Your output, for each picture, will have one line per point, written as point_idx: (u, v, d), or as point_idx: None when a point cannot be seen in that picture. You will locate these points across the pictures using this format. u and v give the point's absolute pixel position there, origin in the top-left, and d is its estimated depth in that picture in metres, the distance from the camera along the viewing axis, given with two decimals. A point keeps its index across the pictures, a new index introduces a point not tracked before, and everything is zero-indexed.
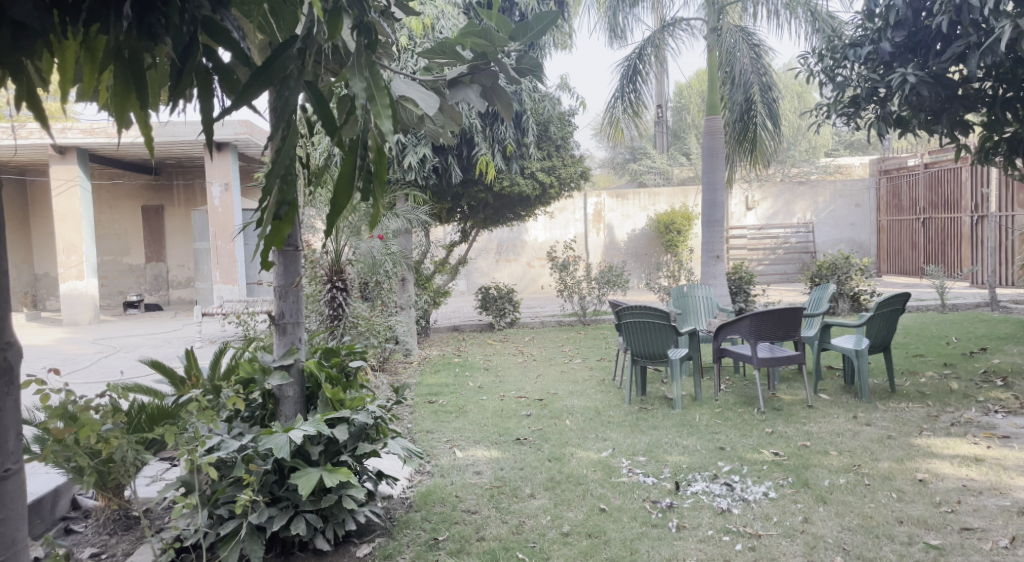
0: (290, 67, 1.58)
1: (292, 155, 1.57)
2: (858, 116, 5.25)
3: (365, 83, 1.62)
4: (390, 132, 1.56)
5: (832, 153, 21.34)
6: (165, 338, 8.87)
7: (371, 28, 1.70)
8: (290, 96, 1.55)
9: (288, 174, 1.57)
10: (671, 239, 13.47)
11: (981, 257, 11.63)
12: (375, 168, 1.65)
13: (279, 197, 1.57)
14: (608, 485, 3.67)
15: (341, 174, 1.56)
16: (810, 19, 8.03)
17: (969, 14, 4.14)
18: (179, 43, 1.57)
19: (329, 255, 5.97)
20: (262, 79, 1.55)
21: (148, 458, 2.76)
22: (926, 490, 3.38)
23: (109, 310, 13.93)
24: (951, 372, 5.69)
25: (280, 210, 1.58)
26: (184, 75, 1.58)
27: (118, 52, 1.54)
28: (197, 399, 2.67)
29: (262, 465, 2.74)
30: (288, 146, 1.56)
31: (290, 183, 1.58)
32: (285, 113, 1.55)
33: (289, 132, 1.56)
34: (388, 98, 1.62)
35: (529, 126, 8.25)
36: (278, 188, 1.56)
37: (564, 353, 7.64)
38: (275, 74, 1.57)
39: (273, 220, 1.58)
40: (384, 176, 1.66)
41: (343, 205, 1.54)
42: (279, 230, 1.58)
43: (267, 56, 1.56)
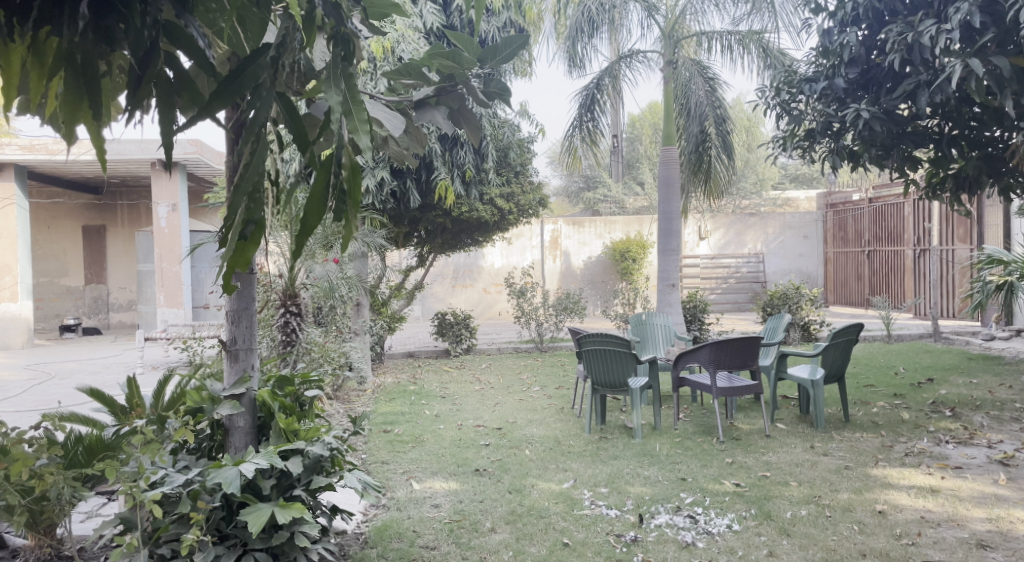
0: (262, 76, 1.51)
1: (261, 170, 1.47)
2: (812, 150, 5.39)
3: (341, 96, 1.56)
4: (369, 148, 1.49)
5: (780, 186, 22.03)
6: (104, 363, 8.44)
7: (348, 40, 1.64)
8: (261, 109, 1.47)
9: (255, 191, 1.47)
10: (627, 267, 13.61)
11: (923, 289, 12.09)
12: (349, 186, 1.56)
13: (245, 215, 1.48)
14: (570, 518, 3.58)
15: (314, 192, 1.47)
16: (762, 54, 8.28)
17: (920, 53, 4.33)
18: (140, 48, 1.48)
19: (283, 279, 5.82)
20: (230, 89, 1.47)
21: (85, 496, 2.59)
22: (887, 521, 3.40)
23: (44, 334, 13.22)
24: (901, 402, 5.82)
25: (245, 228, 1.49)
26: (142, 83, 1.49)
27: (70, 56, 1.43)
28: (141, 432, 2.54)
29: (210, 501, 2.57)
30: (257, 161, 1.47)
31: (258, 201, 1.49)
32: (256, 126, 1.46)
33: (258, 147, 1.47)
34: (364, 113, 1.55)
35: (489, 152, 8.24)
36: (244, 207, 1.47)
37: (522, 381, 7.55)
38: (244, 84, 1.49)
39: (238, 239, 1.49)
40: (359, 196, 1.56)
41: (314, 225, 1.46)
42: (244, 249, 1.49)
43: (236, 66, 1.48)
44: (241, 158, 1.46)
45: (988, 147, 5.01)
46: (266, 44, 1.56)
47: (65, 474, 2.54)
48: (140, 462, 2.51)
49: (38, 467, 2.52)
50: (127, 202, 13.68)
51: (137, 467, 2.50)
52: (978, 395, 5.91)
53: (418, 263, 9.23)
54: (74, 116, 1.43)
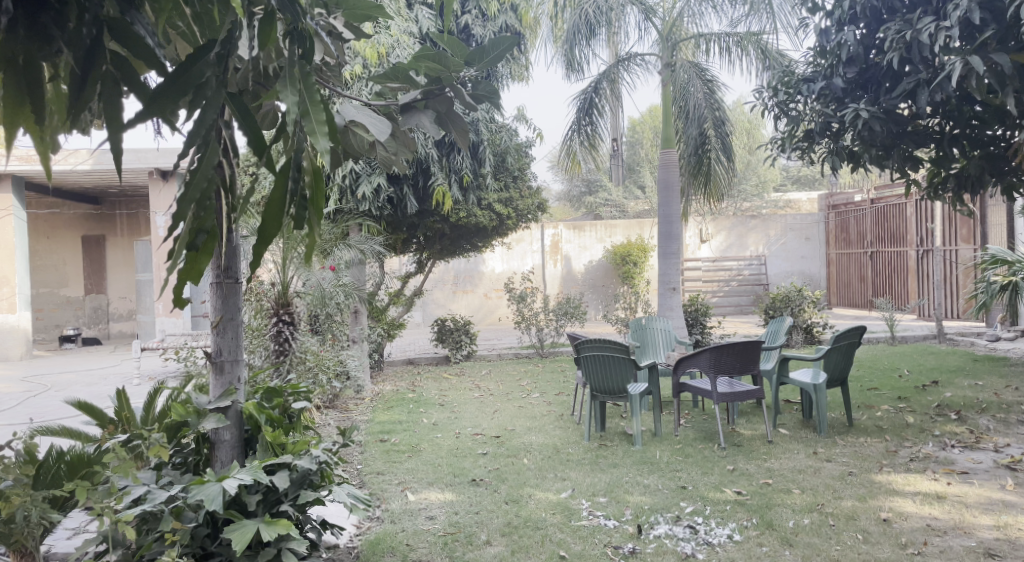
0: (207, 74, 1.44)
1: (210, 176, 1.42)
2: (811, 150, 5.31)
3: (297, 97, 1.50)
4: (325, 150, 1.44)
5: (782, 188, 21.98)
6: (101, 374, 8.38)
7: (304, 36, 1.58)
8: (208, 113, 1.42)
9: (205, 197, 1.42)
10: (628, 271, 13.52)
11: (927, 289, 11.99)
12: (310, 193, 1.52)
13: (196, 224, 1.44)
14: (568, 529, 3.50)
15: (269, 202, 1.43)
16: (761, 56, 8.23)
17: (919, 52, 4.26)
18: (82, 49, 1.44)
19: (276, 288, 5.80)
20: (174, 90, 1.41)
21: (56, 518, 2.50)
22: (891, 530, 3.32)
23: (43, 345, 13.19)
24: (906, 406, 5.72)
25: (196, 237, 1.45)
26: (88, 84, 1.45)
27: (12, 58, 1.39)
28: (115, 450, 2.44)
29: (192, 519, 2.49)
30: (205, 167, 1.42)
31: (208, 209, 1.43)
32: (204, 130, 1.41)
33: (206, 152, 1.43)
34: (322, 115, 1.50)
35: (486, 157, 8.19)
36: (194, 216, 1.42)
37: (522, 387, 7.47)
38: (187, 84, 1.43)
39: (189, 250, 1.45)
40: (321, 203, 1.55)
41: (271, 235, 1.41)
42: (196, 260, 1.46)
43: (178, 66, 1.42)
44: (189, 164, 1.42)
45: (991, 146, 4.93)
46: (212, 40, 1.49)
47: (35, 495, 2.44)
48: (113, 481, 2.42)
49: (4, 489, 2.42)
50: (126, 212, 13.65)
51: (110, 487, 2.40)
52: (984, 398, 5.81)
53: (416, 269, 9.16)
54: (15, 119, 1.39)
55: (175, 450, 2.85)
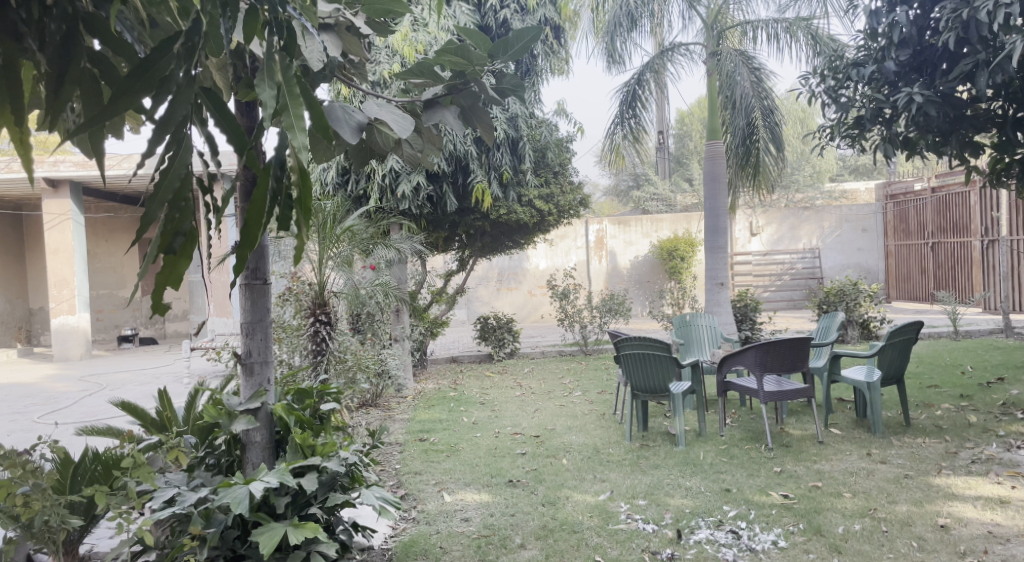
0: (174, 67, 1.41)
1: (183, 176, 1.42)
2: (862, 139, 5.06)
3: (274, 90, 1.46)
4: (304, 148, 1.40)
5: (837, 178, 21.25)
6: (155, 374, 8.65)
7: (285, 25, 1.54)
8: (179, 107, 1.42)
9: (178, 197, 1.43)
10: (675, 266, 13.25)
11: (993, 282, 11.38)
12: (298, 194, 1.47)
13: (172, 227, 1.43)
14: (604, 533, 3.40)
15: (250, 204, 1.41)
16: (811, 41, 7.90)
17: (977, 31, 4.00)
18: (56, 46, 1.44)
19: (314, 287, 5.83)
20: (138, 85, 1.39)
21: (77, 522, 2.52)
22: (950, 537, 3.10)
23: (104, 344, 13.74)
24: (969, 404, 5.41)
25: (173, 242, 1.44)
26: (64, 84, 1.45)
27: None
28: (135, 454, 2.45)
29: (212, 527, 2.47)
30: (176, 166, 1.42)
31: (184, 211, 1.43)
32: (174, 125, 1.41)
33: (179, 150, 1.43)
34: (303, 109, 1.46)
35: (526, 153, 8.09)
36: (169, 219, 1.43)
37: (564, 386, 7.38)
38: (154, 78, 1.42)
39: (166, 254, 1.45)
40: (308, 203, 1.49)
41: (253, 238, 1.41)
42: (174, 265, 1.47)
43: (144, 59, 1.40)
44: (162, 162, 1.42)
45: None
46: (180, 30, 1.45)
47: (54, 501, 2.46)
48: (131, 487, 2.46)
49: (25, 493, 2.44)
50: None
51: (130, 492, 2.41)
52: None
53: (458, 268, 9.15)
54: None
55: (207, 452, 2.86)
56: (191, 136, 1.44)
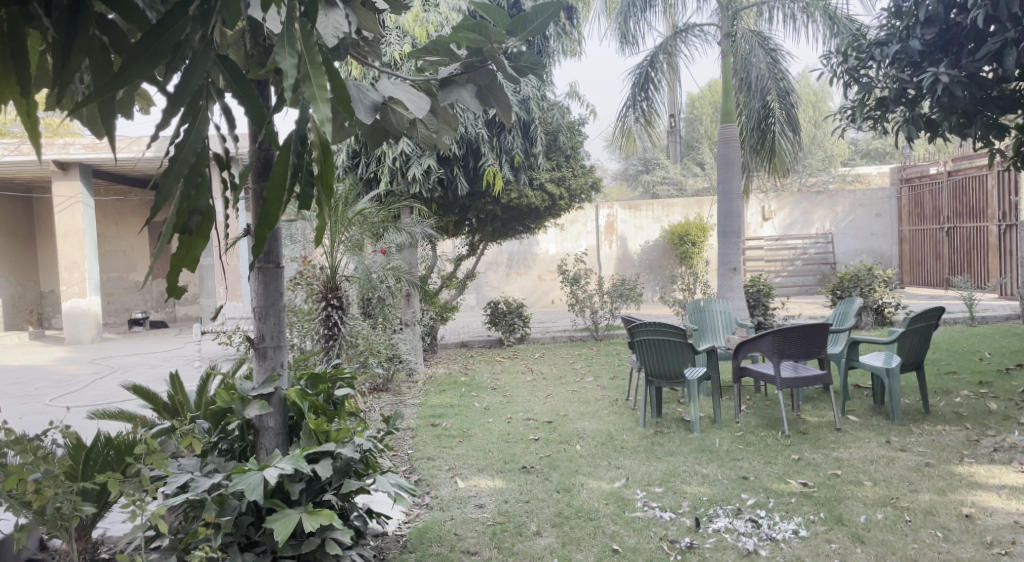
0: (187, 33, 1.35)
1: (198, 150, 1.37)
2: (884, 120, 4.93)
3: (295, 59, 1.39)
4: (328, 118, 1.34)
5: (849, 163, 21.00)
6: (166, 357, 8.69)
7: None
8: (194, 78, 1.36)
9: (194, 172, 1.37)
10: (686, 251, 13.14)
11: (1010, 267, 11.23)
12: (319, 171, 1.44)
13: (188, 205, 1.38)
14: (621, 520, 3.35)
15: (271, 180, 1.36)
16: (829, 22, 7.73)
17: (1007, 9, 3.86)
18: (62, 10, 1.39)
19: (325, 271, 5.79)
20: (150, 53, 1.33)
21: (88, 509, 2.49)
22: (975, 527, 3.04)
23: (115, 327, 13.81)
24: (988, 391, 5.32)
25: (188, 220, 1.39)
26: (72, 54, 1.41)
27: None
28: (146, 441, 2.41)
29: (223, 516, 2.43)
30: (192, 140, 1.37)
31: (200, 187, 1.38)
32: (189, 95, 1.36)
33: (195, 122, 1.37)
34: (325, 79, 1.40)
35: (537, 136, 7.98)
36: (184, 196, 1.38)
37: (576, 371, 7.34)
38: (167, 44, 1.35)
39: (181, 233, 1.40)
40: (330, 180, 1.46)
41: (274, 217, 1.35)
42: (190, 245, 1.44)
43: (155, 25, 1.34)
44: (177, 136, 1.36)
45: None
46: None
47: (65, 487, 2.43)
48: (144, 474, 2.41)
49: (35, 480, 2.42)
50: None
51: (142, 480, 2.38)
52: None
53: (469, 252, 9.08)
54: None
55: (220, 437, 2.81)
56: (206, 107, 1.38)
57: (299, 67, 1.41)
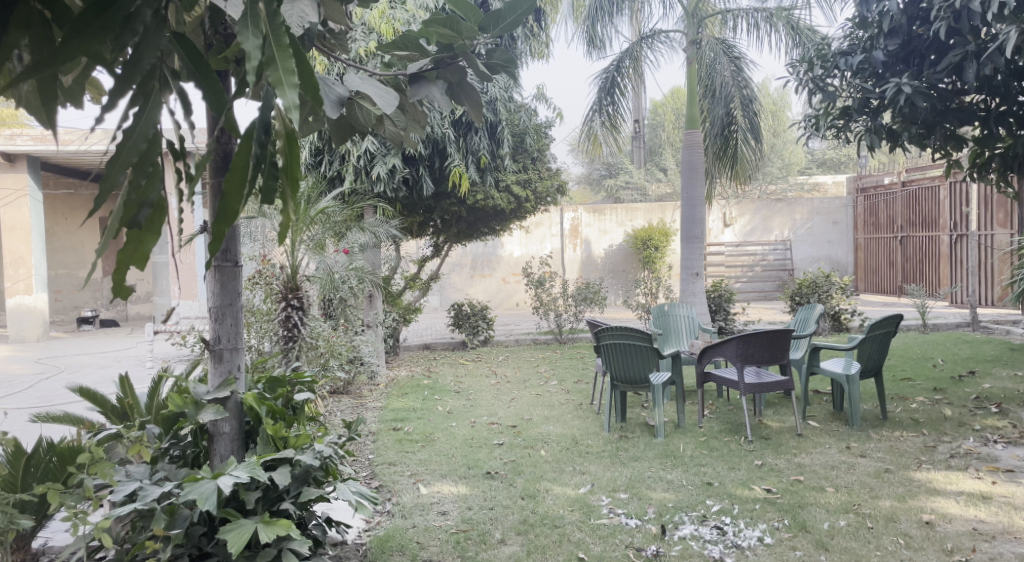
0: (137, 7, 1.26)
1: (149, 135, 1.27)
2: (847, 129, 5.00)
3: (260, 41, 1.30)
4: (294, 105, 1.25)
5: (806, 171, 21.50)
6: (116, 357, 8.38)
7: None
8: (145, 56, 1.27)
9: (144, 161, 1.28)
10: (649, 255, 13.25)
11: (960, 276, 11.59)
12: (284, 164, 1.35)
13: (138, 197, 1.30)
14: (586, 528, 3.31)
15: (230, 172, 1.28)
16: (791, 32, 7.84)
17: (969, 21, 3.93)
18: None
19: (285, 270, 5.65)
20: (97, 26, 1.24)
21: (24, 523, 2.34)
22: (936, 534, 3.08)
23: (62, 325, 13.30)
24: (943, 398, 5.44)
25: (138, 213, 1.32)
26: (9, 29, 1.35)
27: None
28: (89, 449, 2.27)
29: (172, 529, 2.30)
30: (144, 124, 1.28)
31: (152, 177, 1.30)
32: (140, 75, 1.27)
33: (146, 106, 1.29)
34: (292, 62, 1.31)
35: (504, 137, 7.92)
36: (134, 187, 1.29)
37: (540, 375, 7.29)
38: (115, 16, 1.25)
39: (129, 227, 1.33)
40: (295, 173, 1.36)
41: (232, 213, 1.27)
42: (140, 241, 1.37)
43: None
44: (127, 120, 1.27)
45: None
46: None
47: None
48: (86, 484, 2.27)
49: None
50: None
51: (84, 490, 2.24)
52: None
53: (433, 253, 8.97)
54: None
55: (171, 443, 2.67)
56: (159, 90, 1.29)
57: (264, 49, 1.32)
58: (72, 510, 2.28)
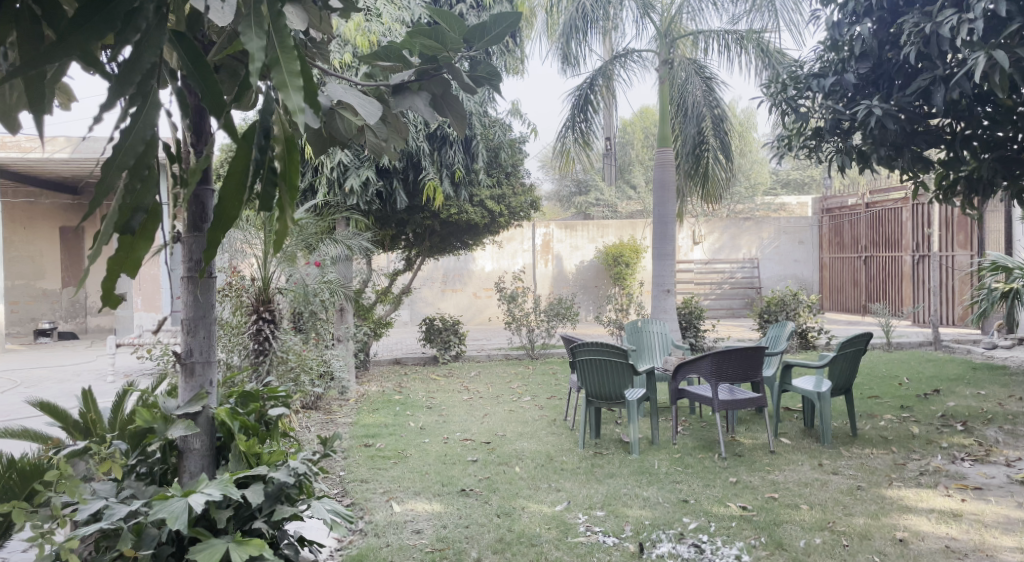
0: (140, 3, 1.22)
1: (145, 137, 1.23)
2: (819, 149, 5.10)
3: (264, 42, 1.26)
4: (299, 110, 1.23)
5: (772, 191, 21.94)
6: (75, 371, 8.11)
7: None
8: (146, 54, 1.22)
9: (140, 165, 1.24)
10: (620, 272, 13.34)
11: (922, 295, 11.90)
12: (284, 170, 1.32)
13: (132, 201, 1.27)
14: (564, 546, 3.27)
15: (229, 177, 1.25)
16: (761, 54, 8.00)
17: (937, 46, 4.05)
18: None
19: (255, 283, 5.53)
20: (93, 22, 1.19)
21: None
22: (909, 552, 3.11)
23: (18, 337, 12.82)
24: (910, 415, 5.54)
25: (132, 218, 1.29)
26: None
27: None
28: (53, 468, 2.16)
29: (140, 551, 2.20)
30: (141, 126, 1.23)
31: (146, 182, 1.26)
32: (140, 74, 1.21)
33: (144, 106, 1.23)
34: (296, 65, 1.28)
35: (479, 152, 7.93)
36: (129, 191, 1.26)
37: (512, 390, 7.24)
38: (114, 11, 1.21)
39: (121, 233, 1.30)
40: (294, 178, 1.33)
41: (230, 218, 1.24)
42: (132, 247, 1.34)
43: None
44: (123, 120, 1.22)
45: (1003, 148, 4.67)
46: None
47: None
48: (51, 503, 2.16)
49: None
50: None
51: (49, 510, 2.14)
52: (988, 408, 5.64)
53: (405, 267, 8.89)
54: None
55: (139, 459, 2.55)
56: (158, 90, 1.25)
57: (267, 50, 1.28)
58: (35, 529, 2.18)
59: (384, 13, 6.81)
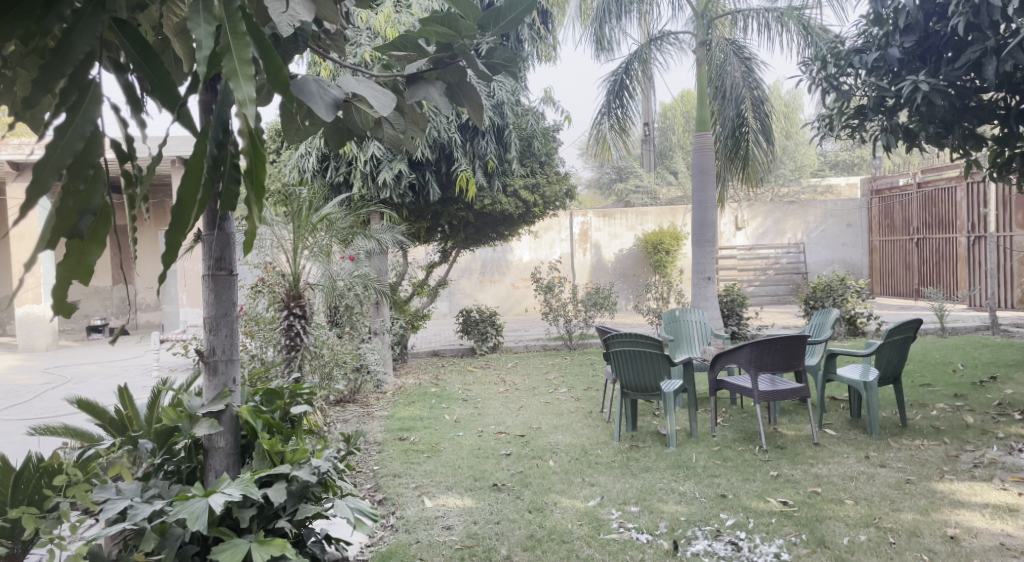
0: None
1: (84, 133, 1.16)
2: (862, 129, 4.86)
3: (213, 26, 1.20)
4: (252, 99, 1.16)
5: (819, 173, 21.37)
6: (123, 367, 8.34)
7: None
8: (79, 44, 1.16)
9: (83, 163, 1.18)
10: (660, 259, 13.12)
11: (979, 278, 11.38)
12: (249, 166, 1.25)
13: (79, 204, 1.21)
14: (595, 543, 3.19)
15: (186, 173, 1.18)
16: (803, 32, 7.70)
17: (988, 16, 3.80)
18: None
19: (286, 277, 5.56)
20: (12, 11, 1.12)
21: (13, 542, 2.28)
22: (961, 550, 2.94)
23: (72, 334, 13.38)
24: (964, 405, 5.27)
25: (79, 221, 1.22)
26: None
27: None
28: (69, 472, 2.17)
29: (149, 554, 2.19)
30: (79, 122, 1.16)
31: (90, 182, 1.20)
32: (73, 67, 1.16)
33: (83, 102, 1.17)
34: (250, 51, 1.21)
35: (511, 142, 7.76)
36: (72, 193, 1.19)
37: (549, 382, 7.18)
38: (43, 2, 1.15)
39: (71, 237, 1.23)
40: (259, 175, 1.27)
41: (188, 219, 1.17)
42: (83, 252, 1.28)
43: None
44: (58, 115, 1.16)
45: None
46: None
47: None
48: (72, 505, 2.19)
49: None
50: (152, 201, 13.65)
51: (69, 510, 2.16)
52: None
53: (440, 259, 8.87)
54: None
55: (166, 458, 2.57)
56: (98, 84, 1.19)
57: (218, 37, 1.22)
58: (49, 534, 2.16)
59: (412, 4, 6.77)
